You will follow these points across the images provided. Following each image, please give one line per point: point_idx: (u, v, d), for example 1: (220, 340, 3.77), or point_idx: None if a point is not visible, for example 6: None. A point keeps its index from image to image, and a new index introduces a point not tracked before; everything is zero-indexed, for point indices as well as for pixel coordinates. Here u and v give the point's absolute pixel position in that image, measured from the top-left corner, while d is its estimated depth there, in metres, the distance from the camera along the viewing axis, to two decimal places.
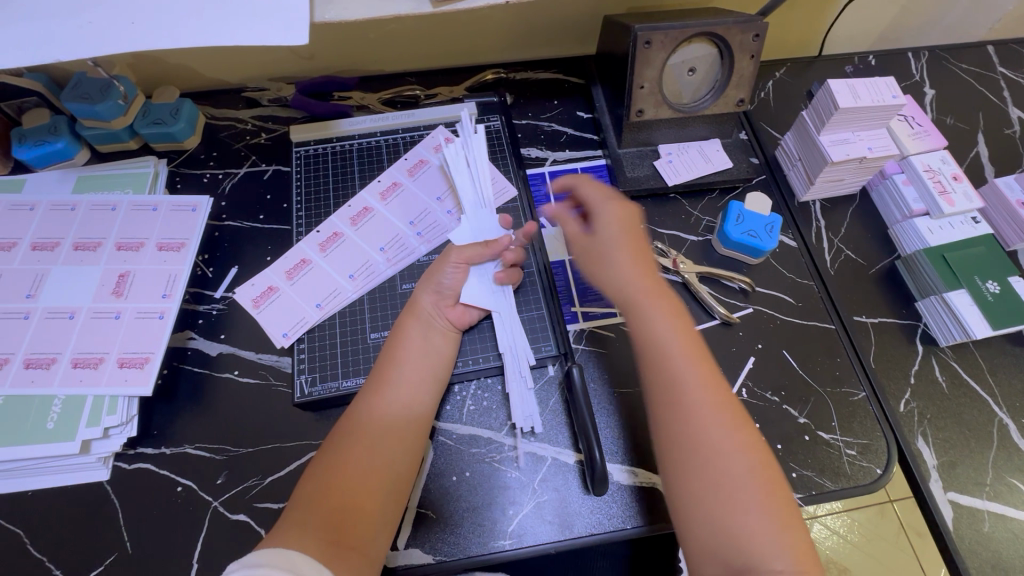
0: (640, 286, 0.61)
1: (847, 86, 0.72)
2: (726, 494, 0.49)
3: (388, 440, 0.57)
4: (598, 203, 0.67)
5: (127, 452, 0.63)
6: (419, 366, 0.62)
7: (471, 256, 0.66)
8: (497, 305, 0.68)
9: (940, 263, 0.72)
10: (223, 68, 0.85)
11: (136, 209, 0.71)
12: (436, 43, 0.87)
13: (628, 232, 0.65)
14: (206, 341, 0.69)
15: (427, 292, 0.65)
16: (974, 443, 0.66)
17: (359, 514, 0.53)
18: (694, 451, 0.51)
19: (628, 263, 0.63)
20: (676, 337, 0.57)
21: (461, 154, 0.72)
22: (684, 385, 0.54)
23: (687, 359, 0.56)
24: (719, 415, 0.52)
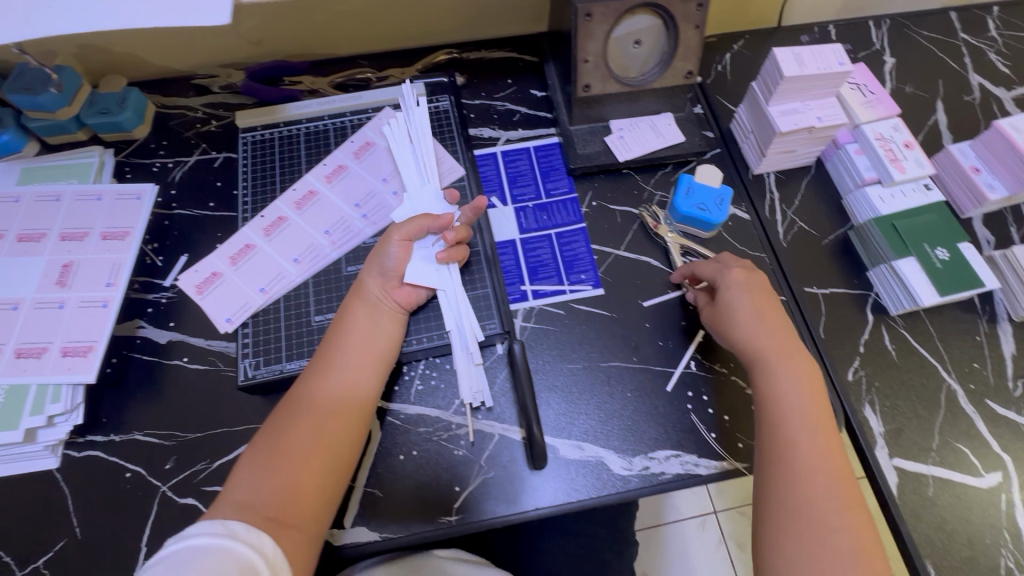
0: (777, 347, 0.61)
1: (793, 54, 0.71)
2: (827, 562, 0.50)
3: (332, 423, 0.57)
4: (721, 272, 0.65)
5: (76, 440, 0.63)
6: (362, 347, 0.62)
7: (413, 233, 0.66)
8: (442, 284, 0.68)
9: (890, 231, 0.72)
10: (171, 55, 0.84)
11: (81, 199, 0.71)
12: (386, 24, 0.86)
13: (769, 297, 0.64)
14: (156, 330, 0.69)
15: (372, 275, 0.65)
16: (921, 408, 0.67)
17: (302, 493, 0.53)
18: (804, 511, 0.53)
19: (763, 327, 0.62)
20: (805, 401, 0.58)
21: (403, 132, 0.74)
22: (801, 444, 0.56)
23: (811, 423, 0.57)
24: (835, 493, 0.53)
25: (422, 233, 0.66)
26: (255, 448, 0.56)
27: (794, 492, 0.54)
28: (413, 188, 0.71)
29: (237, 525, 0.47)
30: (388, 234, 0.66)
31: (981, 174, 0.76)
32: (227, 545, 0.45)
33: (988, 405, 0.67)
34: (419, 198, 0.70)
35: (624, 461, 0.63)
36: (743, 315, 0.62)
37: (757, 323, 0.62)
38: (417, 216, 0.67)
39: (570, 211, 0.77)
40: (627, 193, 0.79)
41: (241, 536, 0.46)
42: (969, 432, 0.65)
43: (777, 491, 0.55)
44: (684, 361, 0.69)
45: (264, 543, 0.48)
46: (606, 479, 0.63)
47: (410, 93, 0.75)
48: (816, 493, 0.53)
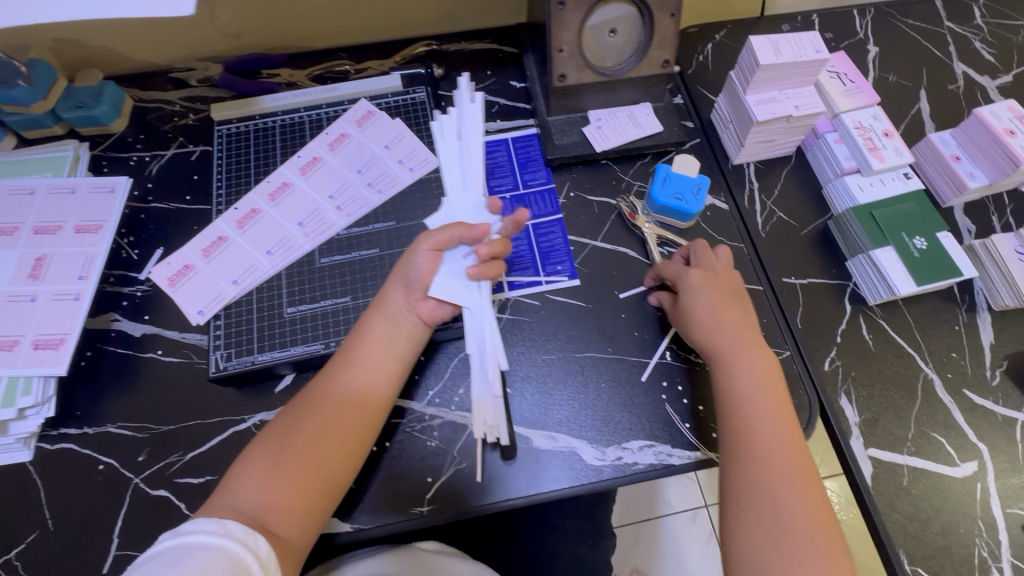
0: (736, 342, 0.61)
1: (770, 42, 0.71)
2: (791, 556, 0.51)
3: (336, 437, 0.57)
4: (681, 273, 0.65)
5: (49, 433, 0.63)
6: (376, 363, 0.61)
7: (443, 243, 0.61)
8: (471, 302, 0.62)
9: (868, 220, 0.72)
10: (148, 48, 0.84)
11: (55, 192, 0.71)
12: (364, 15, 0.86)
13: (729, 292, 0.64)
14: (130, 323, 0.69)
15: (396, 288, 0.63)
16: (898, 398, 0.66)
17: (297, 502, 0.54)
18: (767, 505, 0.53)
19: (722, 323, 0.62)
20: (764, 394, 0.58)
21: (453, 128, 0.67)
22: (762, 438, 0.56)
23: (770, 416, 0.57)
24: (791, 475, 0.54)
25: (452, 243, 0.62)
26: (253, 454, 0.57)
27: (757, 487, 0.54)
28: (454, 194, 0.66)
29: (233, 523, 0.50)
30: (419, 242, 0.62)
31: (961, 162, 0.76)
32: (218, 543, 0.48)
33: (965, 395, 0.67)
34: (458, 205, 0.66)
35: (597, 451, 0.63)
36: (698, 313, 0.63)
37: (715, 321, 0.62)
38: (451, 224, 0.62)
39: (548, 203, 0.77)
40: (605, 184, 0.79)
41: (232, 535, 0.49)
42: (946, 422, 0.65)
43: (740, 486, 0.55)
44: (659, 351, 0.68)
45: (257, 543, 0.49)
46: (578, 469, 0.63)
47: (467, 86, 0.66)
48: (779, 487, 0.54)
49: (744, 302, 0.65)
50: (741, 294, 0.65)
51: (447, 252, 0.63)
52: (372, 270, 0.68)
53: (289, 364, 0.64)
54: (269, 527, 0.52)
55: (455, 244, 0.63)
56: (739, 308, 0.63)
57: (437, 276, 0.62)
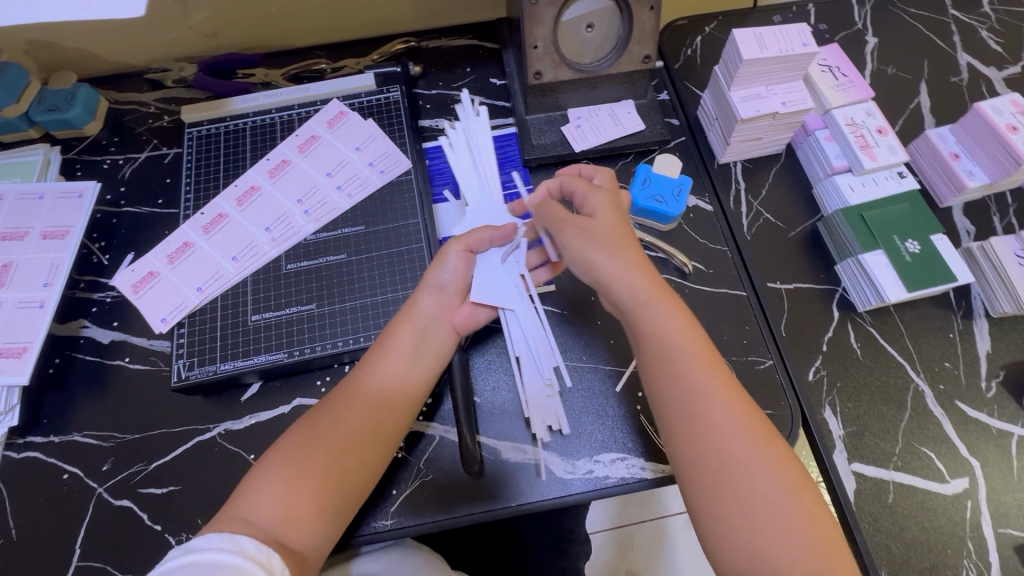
0: (648, 289, 0.56)
1: (754, 35, 0.67)
2: (771, 526, 0.47)
3: (359, 448, 0.55)
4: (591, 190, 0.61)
5: (17, 442, 0.63)
6: (404, 372, 0.59)
7: (474, 244, 0.64)
8: (512, 302, 0.64)
9: (857, 222, 0.68)
10: (121, 50, 0.83)
11: (23, 197, 0.70)
12: (339, 13, 0.84)
13: (624, 221, 0.61)
14: (99, 329, 0.68)
15: (427, 293, 0.63)
16: (886, 409, 0.63)
17: (314, 516, 0.52)
18: (730, 475, 0.49)
19: (630, 262, 0.57)
20: (692, 350, 0.53)
21: (460, 141, 0.71)
22: (706, 399, 0.52)
23: (701, 367, 0.53)
24: (747, 433, 0.50)
25: (484, 243, 0.64)
26: (266, 466, 0.54)
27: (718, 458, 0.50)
28: (476, 200, 0.69)
29: (246, 540, 0.46)
30: (449, 244, 0.64)
31: (960, 160, 0.72)
32: (233, 562, 0.44)
33: (957, 407, 0.63)
34: (482, 211, 0.68)
35: (567, 464, 0.61)
36: (592, 237, 0.58)
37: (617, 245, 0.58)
38: (480, 227, 0.65)
39: None
40: None
41: (246, 553, 0.45)
42: (937, 436, 0.62)
43: (697, 456, 0.50)
44: (634, 360, 0.66)
45: (273, 561, 0.46)
46: (545, 482, 0.61)
47: (468, 105, 0.73)
48: (738, 455, 0.49)
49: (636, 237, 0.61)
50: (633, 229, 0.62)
51: (480, 253, 0.65)
52: (339, 277, 0.67)
53: (252, 373, 0.63)
54: (291, 544, 0.50)
55: (486, 246, 0.65)
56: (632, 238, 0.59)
57: (470, 278, 0.64)
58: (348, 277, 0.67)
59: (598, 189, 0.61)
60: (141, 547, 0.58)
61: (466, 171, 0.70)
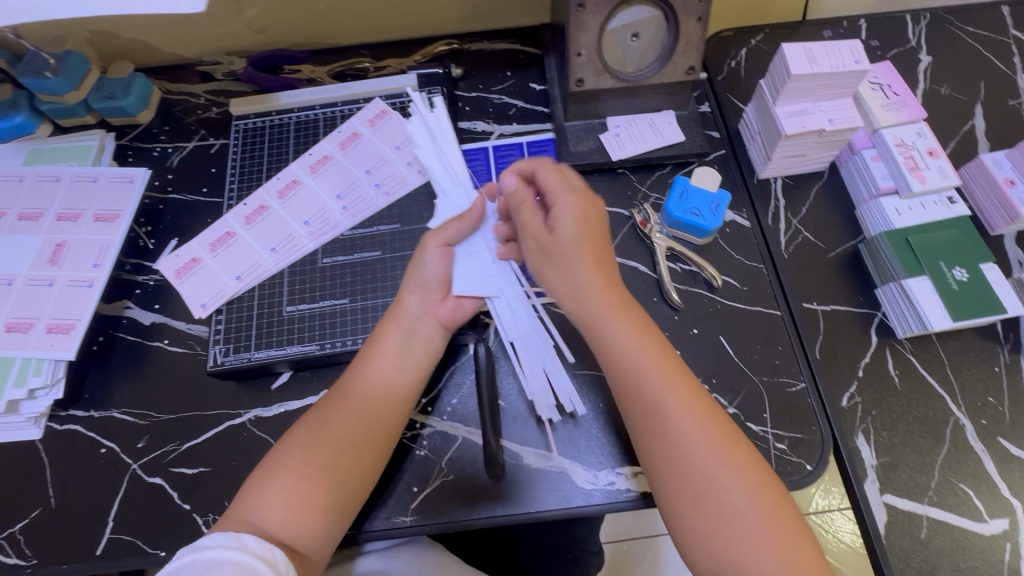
0: (603, 303, 0.57)
1: (804, 50, 0.66)
2: (739, 535, 0.49)
3: (356, 449, 0.56)
4: (560, 191, 0.59)
5: (59, 414, 0.65)
6: (395, 373, 0.60)
7: (452, 239, 0.63)
8: (498, 290, 0.65)
9: (902, 246, 0.66)
10: (176, 42, 0.85)
11: (79, 180, 0.73)
12: (386, 14, 0.85)
13: (593, 225, 0.59)
14: (141, 311, 0.71)
15: (412, 293, 0.62)
16: (924, 441, 0.61)
17: (313, 517, 0.53)
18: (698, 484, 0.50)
19: (592, 274, 0.57)
20: (645, 359, 0.55)
21: (427, 135, 0.72)
22: (669, 406, 0.53)
23: (659, 381, 0.54)
24: (704, 438, 0.52)
25: (460, 236, 0.64)
26: (259, 475, 0.54)
27: (686, 464, 0.51)
28: (445, 188, 0.69)
29: (250, 537, 0.48)
30: (425, 243, 0.63)
31: (1016, 187, 0.69)
32: (237, 558, 0.46)
33: (999, 444, 0.61)
34: (454, 196, 0.69)
35: (590, 474, 0.61)
36: (551, 254, 0.58)
37: (578, 255, 0.57)
38: (451, 220, 0.64)
39: None
40: (620, 194, 0.76)
41: (251, 549, 0.47)
42: (975, 472, 0.60)
43: (664, 462, 0.52)
44: None
45: (275, 554, 0.48)
46: (568, 490, 0.60)
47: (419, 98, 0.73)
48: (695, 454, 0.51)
49: (610, 249, 0.60)
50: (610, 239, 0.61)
51: (460, 245, 0.65)
52: (372, 273, 0.68)
53: (285, 362, 0.64)
54: (296, 547, 0.52)
55: (467, 237, 0.65)
56: (604, 250, 0.59)
57: (455, 272, 0.64)
58: (382, 275, 0.68)
59: (568, 191, 0.59)
60: (170, 524, 0.60)
61: (432, 161, 0.70)
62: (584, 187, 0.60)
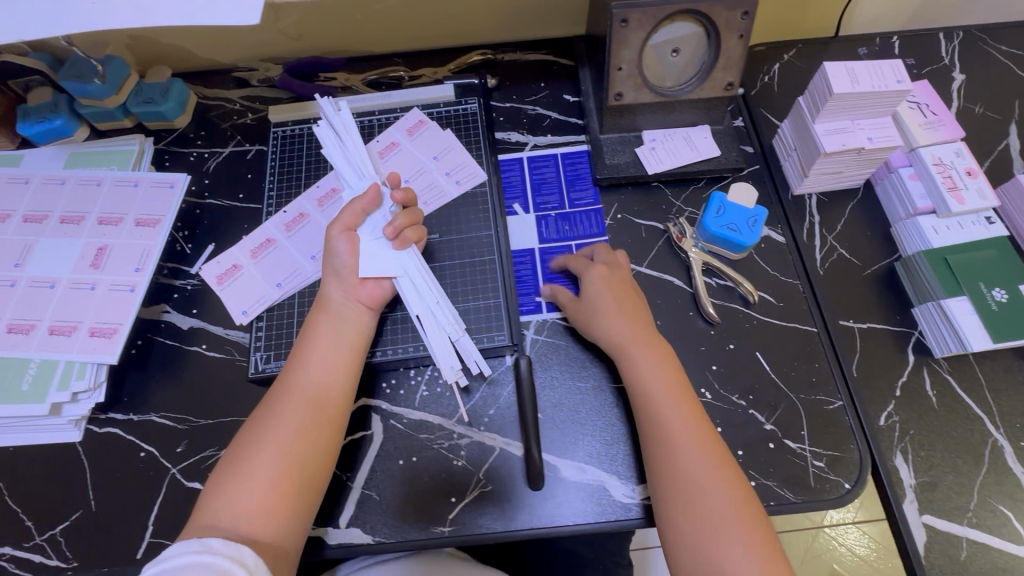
0: (631, 336, 0.61)
1: (846, 69, 0.66)
2: (710, 500, 0.52)
3: (310, 436, 0.57)
4: (585, 268, 0.67)
5: (98, 417, 0.66)
6: (330, 359, 0.61)
7: (353, 222, 0.65)
8: (402, 269, 0.65)
9: (941, 266, 0.66)
10: (214, 48, 0.86)
11: (119, 184, 0.75)
12: (422, 24, 0.86)
13: (624, 288, 0.65)
14: (179, 315, 0.71)
15: (332, 284, 0.64)
16: (963, 462, 0.61)
17: (277, 509, 0.53)
18: (685, 487, 0.53)
19: (622, 316, 0.62)
20: (664, 383, 0.59)
21: (333, 137, 0.69)
22: (677, 424, 0.56)
23: (673, 403, 0.57)
24: (702, 453, 0.55)
25: (361, 219, 0.65)
26: (220, 476, 0.55)
27: (684, 479, 0.54)
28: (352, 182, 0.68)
29: (215, 540, 0.47)
30: (331, 231, 0.65)
31: None
32: (203, 560, 0.46)
33: None
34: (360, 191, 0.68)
35: (627, 488, 0.61)
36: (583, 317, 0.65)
37: (605, 314, 0.63)
38: (352, 201, 0.66)
39: (594, 223, 0.75)
40: (656, 207, 0.76)
41: (217, 550, 0.46)
42: (1015, 495, 0.60)
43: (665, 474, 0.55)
44: (698, 389, 0.65)
45: (243, 554, 0.48)
46: (606, 505, 0.60)
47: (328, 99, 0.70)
48: (692, 468, 0.54)
49: (642, 304, 0.65)
50: (641, 295, 0.66)
51: (361, 228, 0.66)
52: None
53: None
54: (264, 539, 0.52)
55: (365, 220, 0.66)
56: (634, 305, 0.64)
57: (360, 256, 0.64)
58: None
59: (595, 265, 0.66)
60: None
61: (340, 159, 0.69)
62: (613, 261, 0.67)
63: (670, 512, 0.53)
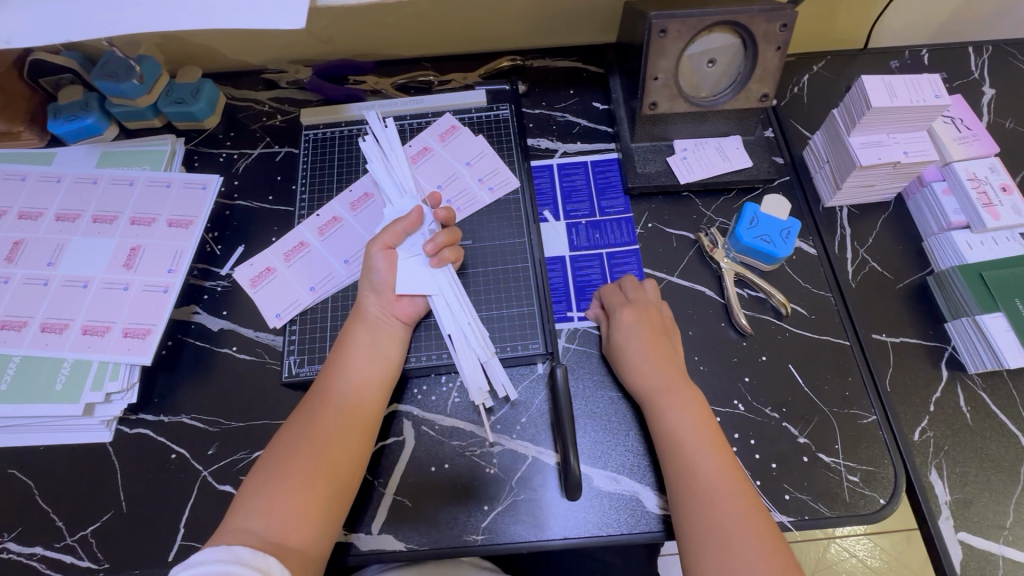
0: (661, 379, 0.61)
1: (884, 83, 0.66)
2: (728, 524, 0.52)
3: (339, 449, 0.57)
4: (616, 307, 0.66)
5: (129, 418, 0.66)
6: (365, 373, 0.61)
7: (392, 241, 0.65)
8: (437, 287, 0.66)
9: (975, 281, 0.66)
10: (243, 49, 0.86)
11: (152, 185, 0.75)
12: (453, 29, 0.85)
13: (656, 331, 0.64)
14: (209, 316, 0.71)
15: (369, 297, 0.65)
16: (997, 479, 0.61)
17: (307, 523, 0.53)
18: (712, 535, 0.51)
19: (652, 351, 0.62)
20: (695, 428, 0.58)
21: (378, 151, 0.71)
22: (705, 471, 0.55)
23: (703, 450, 0.56)
24: (733, 503, 0.53)
25: (401, 238, 0.65)
26: (252, 487, 0.54)
27: (712, 526, 0.52)
28: (395, 201, 0.69)
29: (242, 549, 0.47)
30: (370, 248, 0.65)
31: None
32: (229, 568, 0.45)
33: None
34: (401, 209, 0.69)
35: (660, 499, 0.60)
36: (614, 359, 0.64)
37: (636, 356, 0.62)
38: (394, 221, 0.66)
39: (625, 231, 0.75)
40: (686, 217, 0.76)
41: (245, 560, 0.46)
42: None
43: (692, 522, 0.53)
44: (730, 401, 0.65)
45: (270, 565, 0.47)
46: (639, 516, 0.60)
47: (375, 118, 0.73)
48: (720, 516, 0.52)
49: (673, 344, 0.65)
50: (671, 333, 0.66)
51: (400, 247, 0.66)
52: None
53: None
54: (294, 547, 0.51)
55: (404, 238, 0.66)
56: (665, 347, 0.63)
57: (398, 273, 0.65)
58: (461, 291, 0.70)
59: (626, 306, 0.65)
60: None
61: (383, 175, 0.70)
62: (645, 301, 0.66)
63: (688, 539, 0.53)
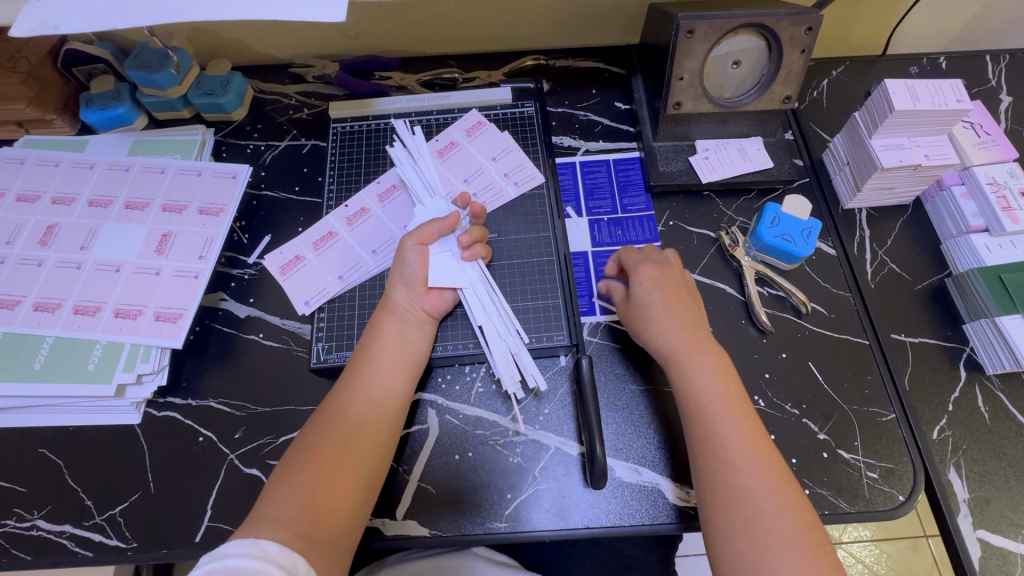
0: (685, 341, 0.61)
1: (906, 87, 0.67)
2: (753, 489, 0.52)
3: (368, 427, 0.58)
4: (637, 264, 0.66)
5: (157, 400, 0.67)
6: (393, 358, 0.62)
7: (427, 238, 0.66)
8: (468, 282, 0.67)
9: (995, 284, 0.66)
10: (272, 43, 0.87)
11: (183, 173, 0.77)
12: (479, 27, 0.87)
13: (678, 291, 0.65)
14: (236, 303, 0.72)
15: (398, 287, 0.66)
16: (1015, 479, 0.61)
17: (338, 502, 0.53)
18: (737, 499, 0.52)
19: (673, 324, 0.62)
20: (719, 392, 0.58)
21: (408, 157, 0.75)
22: (730, 436, 0.55)
23: (727, 415, 0.57)
24: (758, 469, 0.53)
25: (434, 236, 0.66)
26: (282, 470, 0.55)
27: (736, 490, 0.53)
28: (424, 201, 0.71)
29: (269, 547, 0.46)
30: (404, 243, 0.66)
31: None
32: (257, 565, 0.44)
33: None
34: (432, 210, 0.70)
35: (682, 491, 0.61)
36: (636, 315, 0.65)
37: (660, 311, 0.63)
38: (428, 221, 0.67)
39: (646, 229, 0.76)
40: (707, 217, 0.77)
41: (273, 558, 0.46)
42: None
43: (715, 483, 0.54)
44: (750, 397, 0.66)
45: (296, 564, 0.46)
46: (660, 507, 0.61)
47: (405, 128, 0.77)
48: (744, 478, 0.53)
49: (695, 306, 0.65)
50: (692, 295, 0.66)
51: (433, 245, 0.67)
52: None
53: None
54: (325, 530, 0.51)
55: (438, 238, 0.68)
56: (687, 308, 0.64)
57: (431, 268, 0.66)
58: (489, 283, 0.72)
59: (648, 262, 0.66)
60: None
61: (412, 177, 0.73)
62: (667, 261, 0.67)
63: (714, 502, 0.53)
